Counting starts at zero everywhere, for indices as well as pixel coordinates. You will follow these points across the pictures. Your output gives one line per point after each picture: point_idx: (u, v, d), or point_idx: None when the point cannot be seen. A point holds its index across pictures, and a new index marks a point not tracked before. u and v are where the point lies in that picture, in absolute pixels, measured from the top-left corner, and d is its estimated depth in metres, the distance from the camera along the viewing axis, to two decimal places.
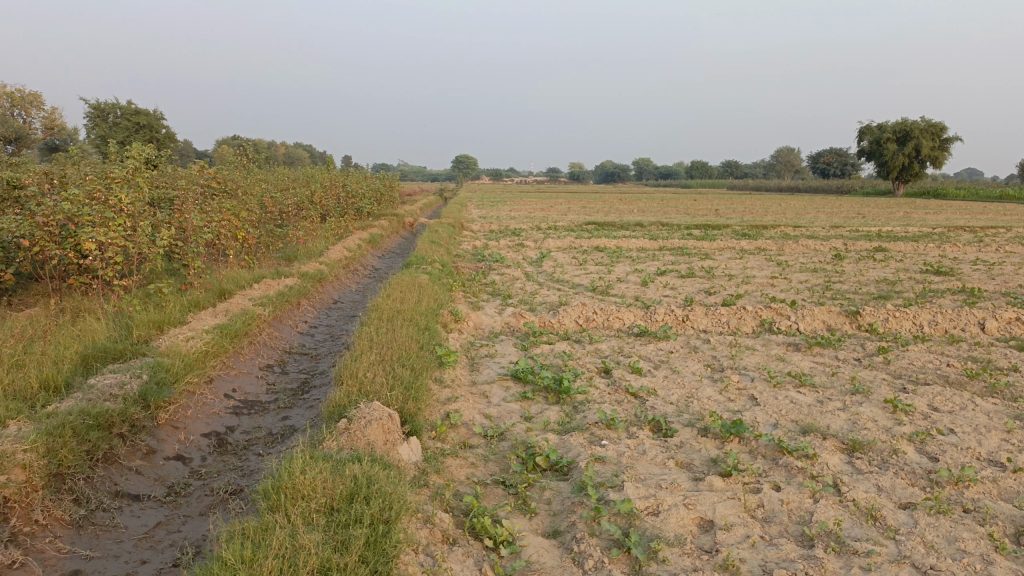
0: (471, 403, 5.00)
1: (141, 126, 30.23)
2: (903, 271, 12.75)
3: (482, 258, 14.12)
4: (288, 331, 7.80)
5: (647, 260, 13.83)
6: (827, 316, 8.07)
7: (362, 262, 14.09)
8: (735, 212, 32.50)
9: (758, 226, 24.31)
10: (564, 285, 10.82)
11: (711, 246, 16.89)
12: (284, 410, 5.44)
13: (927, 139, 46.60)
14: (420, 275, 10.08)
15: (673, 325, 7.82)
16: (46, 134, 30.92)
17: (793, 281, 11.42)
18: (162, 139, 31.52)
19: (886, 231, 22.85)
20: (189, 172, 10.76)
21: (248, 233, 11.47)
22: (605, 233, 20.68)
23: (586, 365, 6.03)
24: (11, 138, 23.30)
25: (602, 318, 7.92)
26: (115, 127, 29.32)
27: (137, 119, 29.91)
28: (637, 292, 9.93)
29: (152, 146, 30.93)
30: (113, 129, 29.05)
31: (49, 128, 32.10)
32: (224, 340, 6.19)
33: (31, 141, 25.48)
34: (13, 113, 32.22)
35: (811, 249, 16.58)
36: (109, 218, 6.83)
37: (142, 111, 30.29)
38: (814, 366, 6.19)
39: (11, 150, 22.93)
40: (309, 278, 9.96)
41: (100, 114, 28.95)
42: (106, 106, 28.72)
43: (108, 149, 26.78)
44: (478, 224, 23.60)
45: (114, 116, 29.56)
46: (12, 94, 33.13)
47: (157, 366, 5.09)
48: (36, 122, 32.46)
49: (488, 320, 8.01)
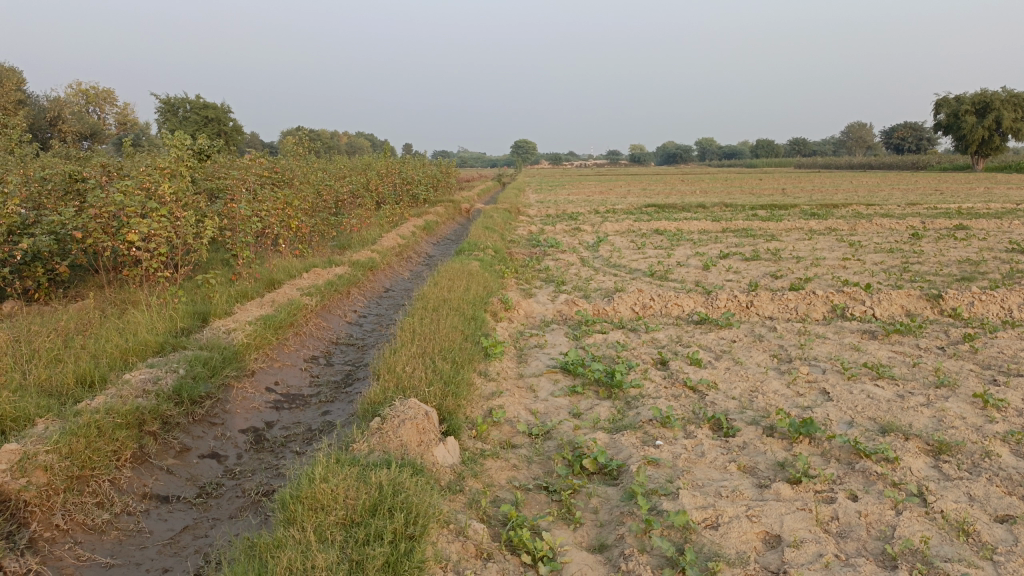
0: (517, 399, 4.71)
1: (209, 119, 30.87)
2: (987, 251, 11.91)
3: (537, 243, 13.82)
4: (336, 321, 7.64)
5: (709, 243, 13.28)
6: (905, 300, 7.48)
7: (417, 249, 13.95)
8: (803, 192, 31.26)
9: (828, 205, 23.28)
10: (622, 270, 10.43)
11: (778, 227, 16.17)
12: (325, 404, 5.25)
13: (1009, 111, 44.12)
14: (472, 262, 9.84)
15: (736, 312, 7.37)
16: (121, 129, 31.93)
17: (866, 262, 10.76)
18: (230, 132, 32.16)
19: (966, 208, 21.59)
20: (242, 162, 10.75)
21: (301, 221, 11.39)
22: (665, 215, 20.14)
23: (641, 356, 5.67)
24: (87, 134, 24.04)
25: (660, 305, 7.52)
26: (185, 121, 30.03)
27: (205, 112, 30.54)
28: (698, 277, 9.46)
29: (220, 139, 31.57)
30: (183, 123, 29.77)
31: (122, 123, 33.05)
32: (267, 331, 6.03)
33: (105, 137, 26.26)
34: (88, 111, 33.27)
35: (885, 229, 15.71)
36: (155, 209, 6.76)
37: (210, 105, 30.91)
38: (892, 357, 5.68)
39: (85, 145, 23.61)
40: (359, 266, 9.83)
41: (170, 108, 29.74)
42: (175, 101, 29.47)
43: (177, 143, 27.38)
44: (536, 208, 23.32)
45: (184, 110, 30.29)
46: (87, 92, 34.30)
47: (194, 360, 4.96)
48: (111, 118, 33.55)
49: (540, 308, 7.70)
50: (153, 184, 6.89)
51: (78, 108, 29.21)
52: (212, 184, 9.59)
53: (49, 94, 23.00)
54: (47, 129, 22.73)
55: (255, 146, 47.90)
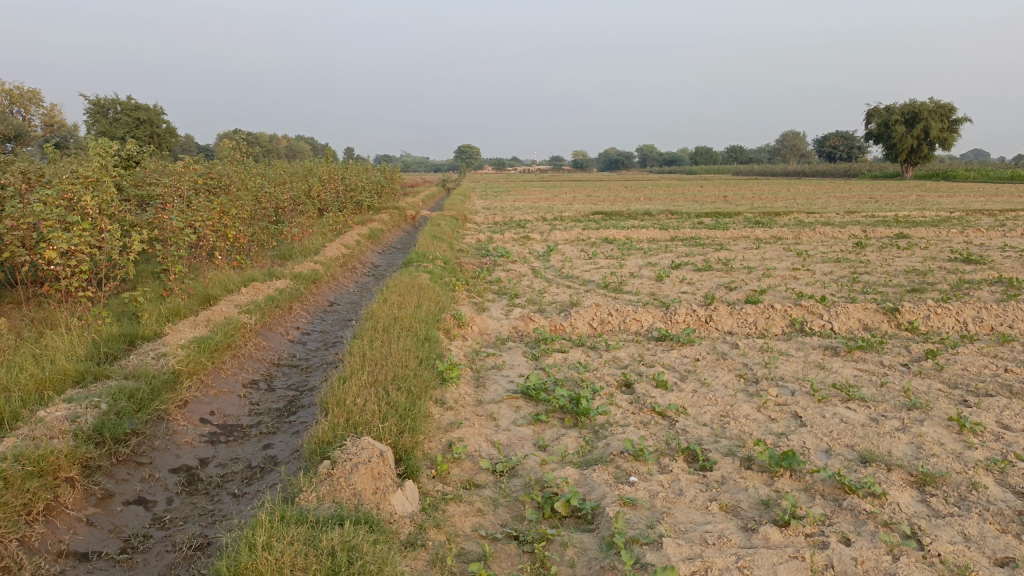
0: (477, 429, 4.38)
1: (142, 121, 29.62)
2: (931, 260, 12.07)
3: (486, 253, 13.50)
4: (278, 340, 7.19)
5: (660, 252, 13.18)
6: (863, 314, 7.41)
7: (362, 259, 13.49)
8: (744, 200, 31.71)
9: (771, 213, 23.59)
10: (575, 281, 10.19)
11: (725, 235, 16.21)
12: (266, 436, 4.84)
13: (936, 121, 45.76)
14: (420, 274, 9.47)
15: (696, 327, 7.18)
16: (47, 130, 30.41)
17: (817, 273, 10.76)
18: (164, 135, 30.95)
19: (903, 216, 22.08)
20: (175, 168, 10.14)
21: (239, 232, 10.83)
22: (612, 222, 20.08)
23: (604, 378, 5.40)
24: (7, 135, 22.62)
25: (618, 320, 7.29)
26: (116, 123, 28.76)
27: (137, 114, 29.29)
28: (653, 289, 9.28)
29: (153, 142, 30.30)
30: (113, 125, 28.49)
31: (49, 125, 31.47)
32: (201, 356, 5.56)
33: (29, 140, 24.86)
34: (12, 111, 31.62)
35: (829, 237, 15.89)
36: (77, 222, 6.21)
37: (143, 107, 29.69)
38: (859, 376, 5.55)
39: (4, 146, 22.22)
40: (302, 279, 9.36)
41: (99, 109, 28.44)
42: (105, 102, 28.21)
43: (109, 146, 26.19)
44: (482, 215, 23.03)
45: (115, 112, 29.00)
46: (10, 92, 32.57)
47: (118, 392, 4.48)
48: (36, 119, 31.97)
49: (495, 324, 7.38)
50: (74, 195, 6.33)
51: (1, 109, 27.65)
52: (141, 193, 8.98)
53: None
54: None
55: (190, 148, 46.32)
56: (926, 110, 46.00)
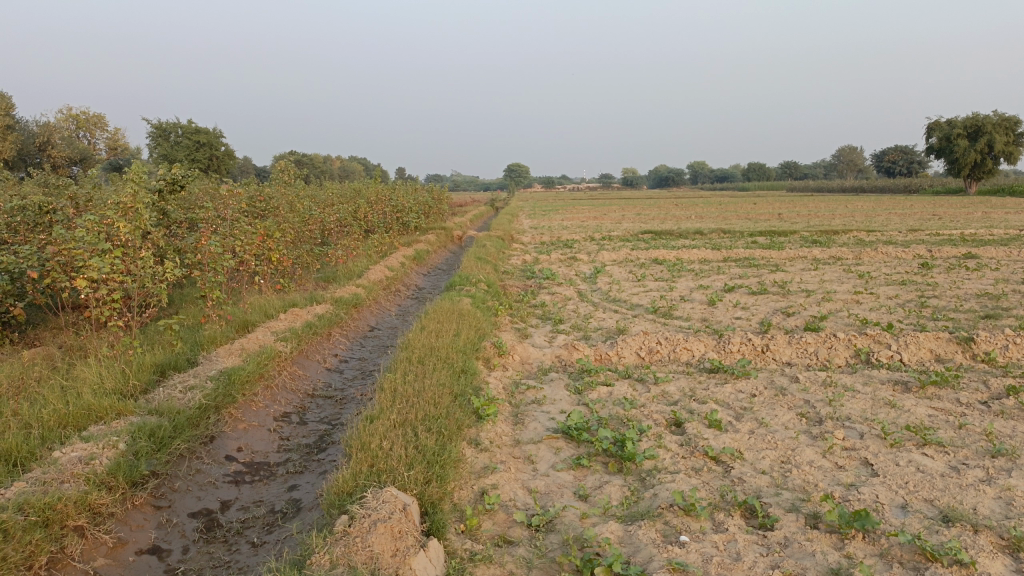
0: (513, 474, 4.05)
1: (201, 144, 30.27)
2: (1004, 283, 11.36)
3: (532, 274, 13.22)
4: (314, 369, 6.98)
5: (712, 274, 12.72)
6: (934, 344, 6.88)
7: (406, 281, 13.33)
8: (800, 217, 30.82)
9: (828, 231, 22.80)
10: (622, 306, 9.82)
11: (780, 255, 15.63)
12: (292, 477, 4.59)
13: (1001, 134, 44.07)
14: (462, 298, 9.22)
15: (751, 357, 6.74)
16: (111, 155, 31.37)
17: (880, 297, 10.18)
18: (222, 157, 31.52)
19: (969, 235, 21.09)
20: (218, 192, 10.12)
21: (283, 255, 10.76)
22: (663, 242, 19.64)
23: (652, 416, 5.02)
24: (74, 158, 23.31)
25: (667, 349, 6.90)
26: (177, 146, 29.46)
27: (196, 137, 29.96)
28: (704, 314, 8.85)
29: (211, 164, 30.91)
30: (175, 148, 29.18)
31: (112, 147, 32.35)
32: (230, 389, 5.36)
33: (94, 163, 25.56)
34: (77, 135, 32.64)
35: (891, 257, 15.19)
36: (109, 249, 6.11)
37: (202, 130, 30.36)
38: (935, 416, 5.06)
39: (70, 171, 22.90)
40: (342, 304, 9.19)
41: (161, 133, 29.19)
42: (166, 125, 28.94)
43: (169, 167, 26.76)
44: (529, 235, 22.82)
45: (175, 135, 29.72)
46: (77, 117, 33.70)
47: (139, 430, 4.28)
48: (102, 143, 33.04)
49: (537, 352, 7.06)
50: (108, 222, 6.24)
51: (68, 134, 28.54)
52: (184, 219, 8.96)
53: (37, 118, 22.22)
54: (37, 154, 22.02)
55: (247, 170, 47.37)
56: (990, 123, 44.36)
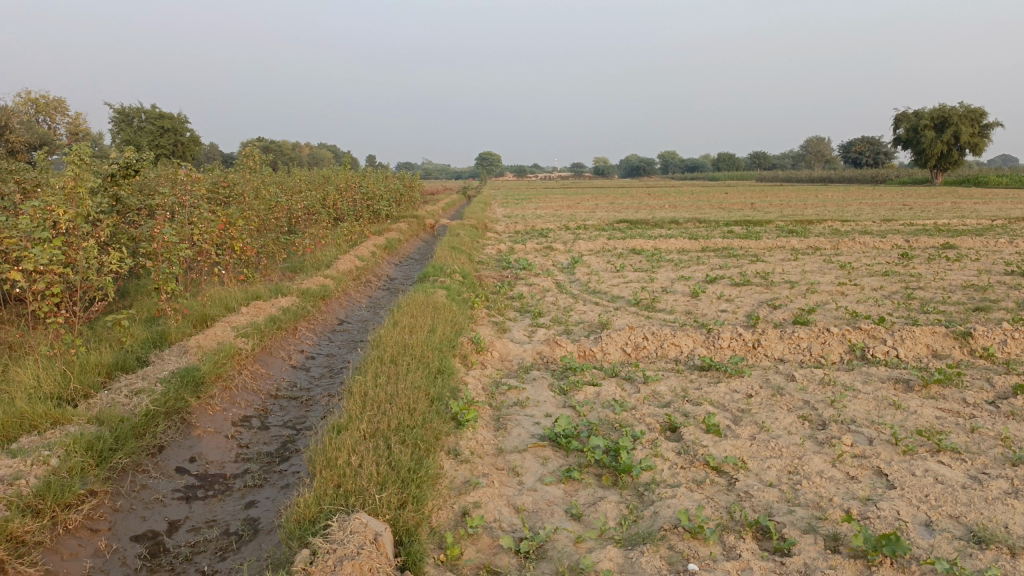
0: (496, 489, 3.64)
1: (167, 129, 29.28)
2: (986, 273, 11.19)
3: (508, 265, 12.81)
4: (278, 367, 6.51)
5: (692, 264, 12.41)
6: (930, 339, 6.60)
7: (377, 272, 12.85)
8: (773, 207, 30.74)
9: (803, 221, 22.68)
10: (603, 298, 9.45)
11: (759, 245, 15.37)
12: (250, 491, 4.14)
13: (967, 126, 44.52)
14: (436, 290, 8.78)
15: (742, 353, 6.40)
16: (73, 141, 30.33)
17: (865, 288, 9.93)
18: (188, 143, 30.56)
19: (942, 224, 21.07)
20: (176, 178, 9.56)
21: (247, 244, 10.21)
22: (638, 231, 19.34)
23: (645, 419, 4.65)
24: (32, 143, 22.38)
25: (655, 345, 6.53)
26: (141, 131, 28.49)
27: (161, 122, 28.98)
28: (689, 307, 8.52)
29: (177, 150, 29.95)
30: (138, 133, 28.22)
31: (73, 133, 31.25)
32: (182, 392, 4.88)
33: (56, 148, 24.60)
34: (36, 120, 31.53)
35: (870, 248, 15.00)
36: (48, 239, 5.56)
37: (168, 115, 29.38)
38: (944, 418, 4.75)
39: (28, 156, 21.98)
40: (309, 296, 8.70)
41: (125, 118, 28.23)
42: (130, 110, 27.96)
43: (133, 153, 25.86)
44: (503, 224, 22.41)
45: (139, 120, 28.76)
46: (37, 101, 32.50)
47: (74, 442, 3.79)
48: (62, 128, 31.92)
49: (517, 348, 6.65)
50: (49, 209, 5.71)
51: (26, 117, 27.45)
52: (139, 206, 8.38)
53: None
54: None
55: (214, 156, 46.34)
56: (957, 115, 44.78)
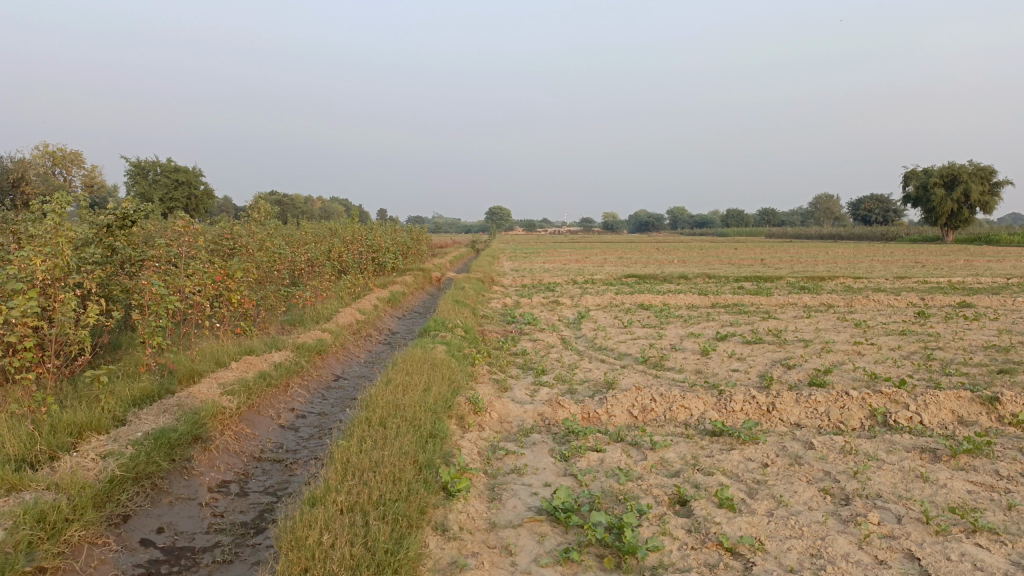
0: (486, 572, 3.28)
1: (180, 182, 29.44)
2: (1007, 334, 10.81)
3: (513, 319, 12.52)
4: (264, 427, 6.18)
5: (702, 321, 12.09)
6: (955, 404, 6.22)
7: (378, 325, 12.58)
8: (783, 263, 30.49)
9: (814, 277, 22.37)
10: (610, 355, 9.13)
11: (769, 302, 15.04)
12: (219, 568, 3.78)
13: (976, 184, 44.45)
14: (437, 346, 8.48)
15: (756, 417, 6.04)
16: (87, 193, 30.53)
17: (882, 348, 9.57)
18: (201, 196, 30.72)
19: (956, 282, 20.72)
20: (175, 229, 9.40)
21: (244, 296, 9.97)
22: (647, 286, 19.07)
23: (652, 491, 4.28)
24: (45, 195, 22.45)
25: (663, 407, 6.17)
26: (155, 184, 28.67)
27: (176, 175, 29.16)
28: (699, 366, 8.17)
29: (190, 202, 30.06)
30: (152, 186, 28.39)
31: (88, 185, 31.52)
32: (154, 455, 4.56)
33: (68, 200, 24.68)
34: (53, 172, 31.88)
35: (884, 305, 14.66)
36: (26, 290, 5.32)
37: (183, 168, 29.57)
38: (978, 493, 4.36)
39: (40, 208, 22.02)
40: (304, 351, 8.41)
41: (139, 170, 28.46)
42: (145, 163, 28.18)
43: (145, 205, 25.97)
44: (510, 278, 22.20)
45: (154, 173, 28.97)
46: (54, 153, 32.86)
47: (25, 512, 3.46)
48: (78, 180, 32.20)
49: (517, 408, 6.31)
50: (29, 260, 5.48)
51: (41, 168, 27.77)
52: (135, 258, 8.20)
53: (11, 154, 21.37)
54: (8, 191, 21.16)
55: (227, 208, 46.70)
56: (965, 173, 44.79)
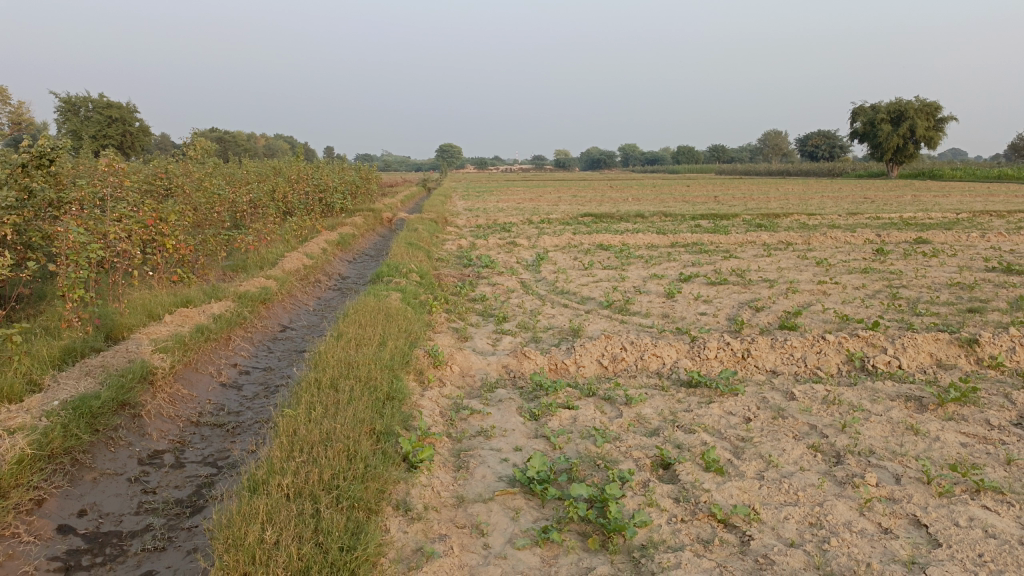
0: (456, 560, 2.88)
1: (115, 119, 27.77)
2: (967, 270, 10.75)
3: (469, 262, 12.03)
4: (203, 387, 5.65)
5: (663, 261, 11.78)
6: (933, 346, 6.01)
7: (328, 270, 11.99)
8: (737, 200, 30.37)
9: (769, 214, 22.27)
10: (572, 299, 8.75)
11: (728, 241, 14.80)
12: (149, 557, 3.33)
13: (923, 119, 44.91)
14: (391, 293, 7.99)
15: (732, 365, 5.74)
16: (14, 130, 28.66)
17: (847, 287, 9.38)
18: (138, 133, 29.08)
19: (908, 218, 20.80)
20: (99, 169, 8.60)
21: (181, 242, 9.27)
22: (604, 225, 18.72)
23: (633, 453, 3.94)
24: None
25: (634, 356, 5.83)
26: (87, 121, 27.00)
27: (110, 112, 27.45)
28: (666, 310, 7.85)
29: (126, 141, 28.42)
30: (85, 124, 26.74)
31: (16, 122, 29.52)
32: (73, 428, 4.04)
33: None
34: None
35: (842, 242, 14.56)
36: None
37: (116, 104, 27.83)
38: (972, 445, 4.13)
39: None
40: (247, 300, 7.83)
41: (70, 107, 26.72)
42: (76, 98, 26.45)
43: (78, 144, 24.43)
44: (464, 217, 21.62)
45: (86, 110, 27.23)
46: None
47: None
48: (2, 117, 30.18)
49: (479, 360, 5.89)
50: None
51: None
52: (57, 200, 7.43)
53: None
54: None
55: (166, 147, 44.68)
56: (913, 108, 45.18)
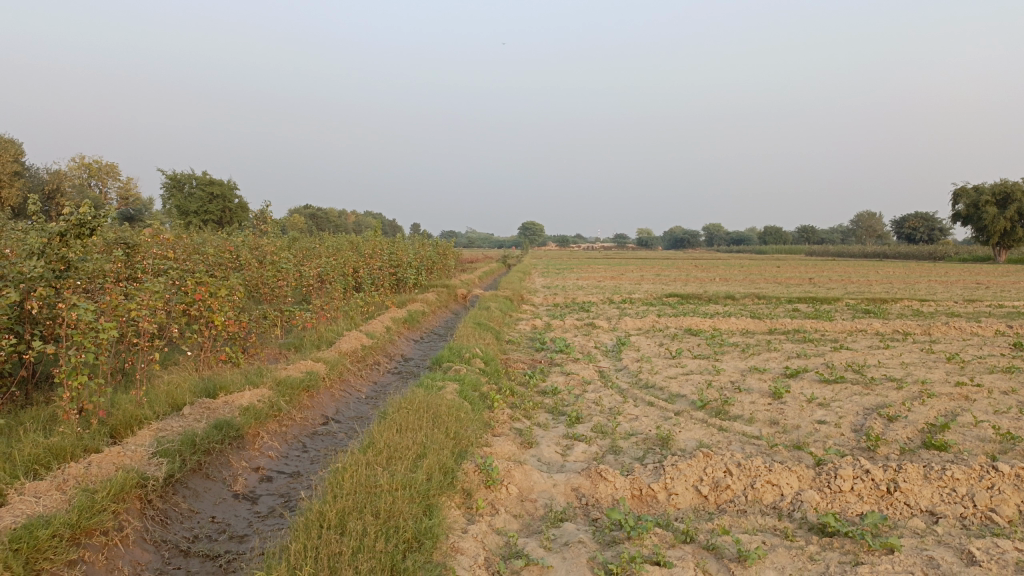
0: None
1: (216, 196, 28.34)
2: None
3: (543, 345, 10.93)
4: (207, 501, 4.66)
5: (763, 352, 10.36)
6: None
7: (390, 350, 11.10)
8: (835, 283, 28.38)
9: (875, 299, 20.31)
10: (659, 396, 7.49)
11: (834, 329, 13.22)
12: None
13: None
14: (448, 384, 6.93)
15: (873, 502, 4.37)
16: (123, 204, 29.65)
17: (994, 391, 7.76)
18: (238, 209, 29.58)
19: None
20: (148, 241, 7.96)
21: (233, 319, 8.50)
22: (692, 307, 17.37)
23: None
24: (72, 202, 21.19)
25: (742, 484, 4.53)
26: (190, 198, 27.65)
27: (213, 189, 28.04)
28: (774, 415, 6.50)
29: (226, 217, 28.92)
30: (188, 200, 27.42)
31: (124, 198, 30.67)
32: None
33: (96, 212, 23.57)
34: (88, 184, 31.19)
35: (968, 334, 12.75)
36: None
37: (218, 181, 28.43)
38: None
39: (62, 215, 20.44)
40: (287, 388, 6.91)
41: (176, 183, 27.48)
42: (181, 175, 27.20)
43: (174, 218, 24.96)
44: (541, 296, 20.67)
45: (190, 186, 27.94)
46: (91, 165, 32.13)
47: None
48: (113, 193, 31.50)
49: (545, 478, 4.71)
50: None
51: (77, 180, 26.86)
52: (92, 271, 6.72)
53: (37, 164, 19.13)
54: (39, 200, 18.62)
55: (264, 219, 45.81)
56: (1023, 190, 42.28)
